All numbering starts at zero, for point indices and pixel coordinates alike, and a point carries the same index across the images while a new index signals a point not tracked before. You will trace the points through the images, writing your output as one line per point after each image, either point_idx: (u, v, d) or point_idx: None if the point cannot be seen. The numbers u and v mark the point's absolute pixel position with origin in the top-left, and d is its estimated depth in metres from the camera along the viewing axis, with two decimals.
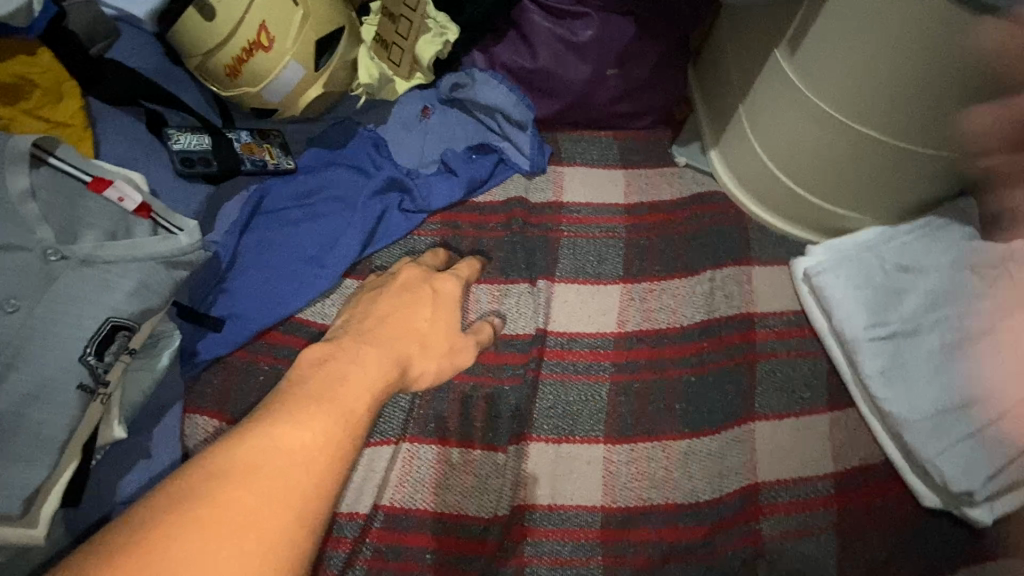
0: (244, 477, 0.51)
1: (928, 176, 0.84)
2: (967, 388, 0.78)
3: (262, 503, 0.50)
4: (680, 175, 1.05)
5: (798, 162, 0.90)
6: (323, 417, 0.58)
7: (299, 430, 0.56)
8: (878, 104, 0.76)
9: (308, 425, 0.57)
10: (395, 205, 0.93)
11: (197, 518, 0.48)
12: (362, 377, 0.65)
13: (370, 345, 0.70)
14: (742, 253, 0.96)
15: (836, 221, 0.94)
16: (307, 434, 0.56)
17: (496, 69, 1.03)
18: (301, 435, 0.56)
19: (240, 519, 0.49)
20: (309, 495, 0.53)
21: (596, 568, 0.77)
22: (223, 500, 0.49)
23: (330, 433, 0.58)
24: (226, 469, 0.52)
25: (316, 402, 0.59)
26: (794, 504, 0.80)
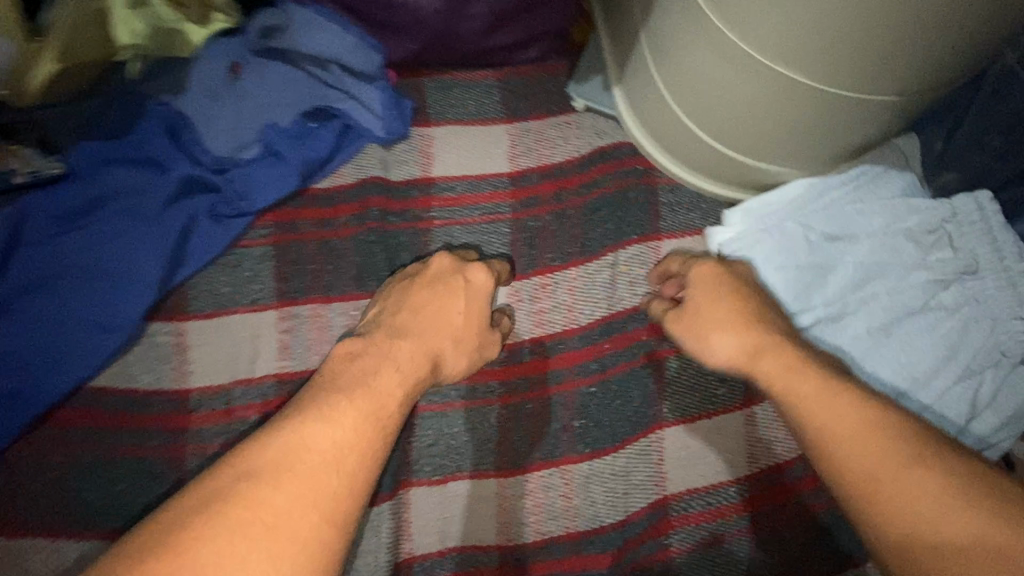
0: (271, 478, 0.51)
1: (865, 120, 0.67)
2: (894, 378, 0.68)
3: (292, 504, 0.50)
4: (579, 125, 0.86)
5: (711, 110, 0.71)
6: (354, 411, 0.56)
7: (324, 425, 0.55)
8: (803, 38, 0.57)
9: (334, 423, 0.55)
10: (205, 211, 0.72)
11: (229, 521, 0.48)
12: (394, 372, 0.61)
13: (408, 339, 0.65)
14: (650, 227, 0.80)
15: (760, 176, 0.78)
16: (333, 432, 0.54)
17: (321, 1, 0.76)
18: (330, 432, 0.54)
19: (270, 517, 0.49)
20: (352, 483, 0.53)
21: None
22: (255, 494, 0.49)
23: (359, 442, 0.55)
24: (250, 471, 0.51)
25: (357, 391, 0.58)
26: (704, 513, 0.75)
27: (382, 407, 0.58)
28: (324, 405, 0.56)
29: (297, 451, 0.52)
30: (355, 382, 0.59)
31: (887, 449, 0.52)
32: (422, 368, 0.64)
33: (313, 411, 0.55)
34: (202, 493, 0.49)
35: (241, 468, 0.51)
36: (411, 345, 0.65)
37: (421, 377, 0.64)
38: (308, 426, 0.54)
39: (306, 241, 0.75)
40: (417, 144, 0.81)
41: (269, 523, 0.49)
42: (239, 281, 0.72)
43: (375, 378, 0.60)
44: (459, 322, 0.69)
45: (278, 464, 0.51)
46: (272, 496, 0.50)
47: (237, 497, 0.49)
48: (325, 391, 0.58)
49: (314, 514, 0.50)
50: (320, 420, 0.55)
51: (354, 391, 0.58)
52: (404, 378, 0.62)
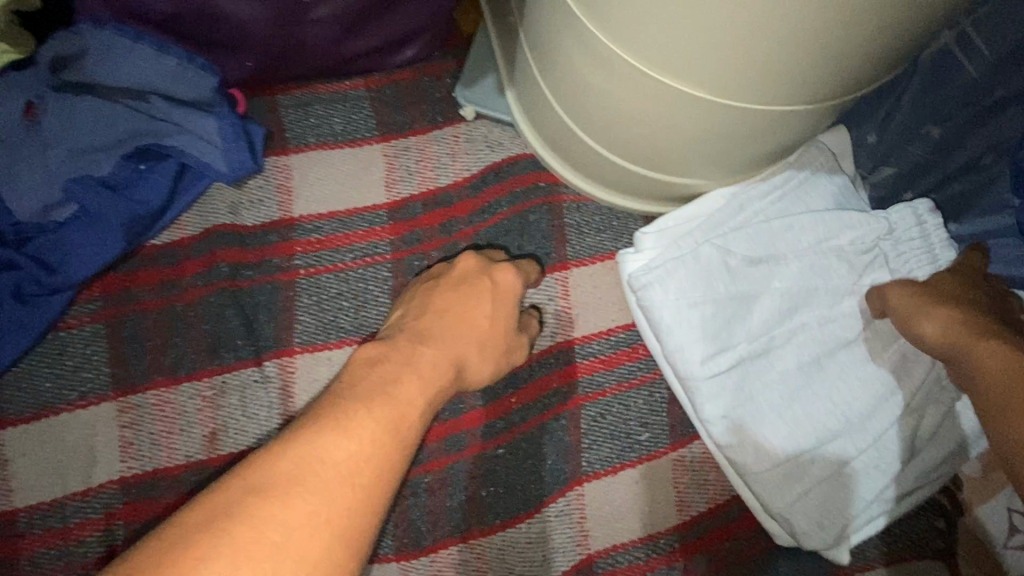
0: (282, 493, 0.38)
1: (779, 126, 0.57)
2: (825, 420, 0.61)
3: (305, 534, 0.37)
4: (468, 138, 0.74)
5: (605, 121, 0.61)
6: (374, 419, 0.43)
7: (343, 434, 0.41)
8: (682, 39, 0.46)
9: (360, 430, 0.42)
10: (7, 291, 0.59)
11: (233, 539, 0.35)
12: (418, 378, 0.49)
13: (429, 343, 0.53)
14: (556, 255, 0.71)
15: (675, 189, 0.68)
16: (353, 444, 0.41)
17: (125, 18, 0.62)
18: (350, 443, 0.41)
19: (275, 543, 0.36)
20: (379, 485, 0.42)
21: None
22: (258, 511, 0.37)
23: (386, 452, 0.43)
24: (256, 484, 0.38)
25: (387, 385, 0.47)
26: (634, 568, 0.67)
27: (405, 410, 0.46)
28: (356, 405, 0.44)
29: (319, 461, 0.39)
30: (379, 386, 0.46)
31: None
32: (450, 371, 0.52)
33: (342, 414, 0.43)
34: (187, 522, 0.36)
35: (255, 477, 0.38)
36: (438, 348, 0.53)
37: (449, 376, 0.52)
38: (335, 432, 0.41)
39: (144, 313, 0.63)
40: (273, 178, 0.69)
41: (285, 550, 0.36)
42: (62, 371, 0.60)
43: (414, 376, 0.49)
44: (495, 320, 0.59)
45: (293, 475, 0.39)
46: (279, 519, 0.37)
47: (244, 519, 0.36)
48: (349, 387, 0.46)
49: (338, 533, 0.38)
50: (350, 428, 0.42)
51: (385, 387, 0.46)
52: (427, 384, 0.49)
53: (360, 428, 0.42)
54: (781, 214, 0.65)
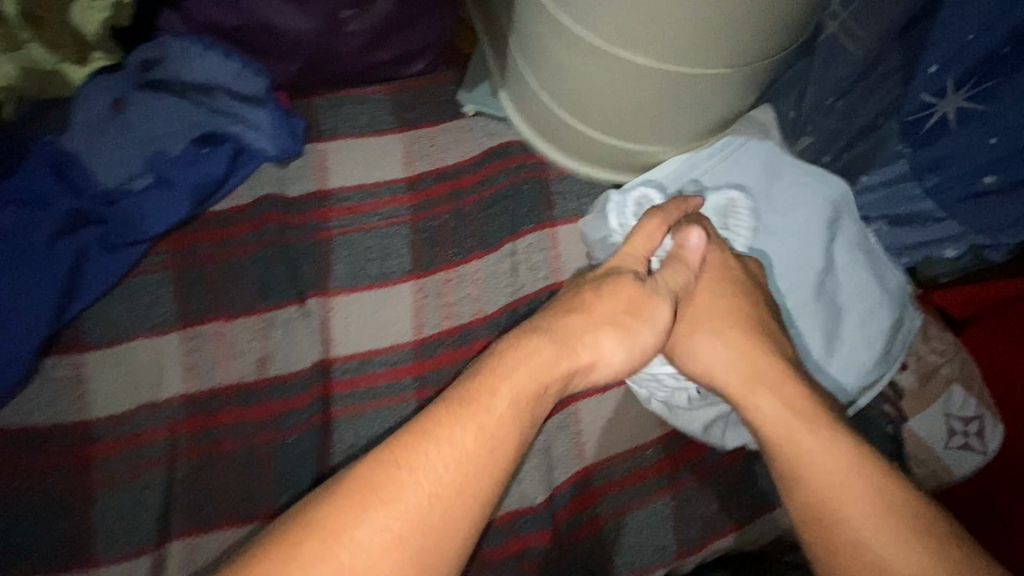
0: (361, 508, 0.43)
1: (708, 96, 0.74)
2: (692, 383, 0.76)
3: (387, 546, 0.42)
4: (470, 128, 0.90)
5: (576, 98, 0.77)
6: (457, 445, 0.46)
7: (434, 450, 0.46)
8: (627, 23, 0.63)
9: (459, 435, 0.46)
10: (96, 243, 0.72)
11: (304, 557, 0.40)
12: (509, 390, 0.50)
13: (545, 343, 0.53)
14: (545, 213, 0.84)
15: (636, 157, 0.84)
16: (443, 465, 0.45)
17: (200, 33, 0.79)
18: (436, 463, 0.45)
19: (350, 556, 0.41)
20: (477, 489, 0.46)
21: None
22: (344, 521, 0.42)
23: (485, 463, 0.47)
24: (351, 489, 0.44)
25: (477, 390, 0.49)
26: (628, 478, 0.76)
27: (502, 431, 0.47)
28: (456, 414, 0.47)
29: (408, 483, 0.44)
30: (482, 395, 0.49)
31: (863, 492, 0.51)
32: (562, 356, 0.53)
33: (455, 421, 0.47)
34: (293, 526, 0.42)
35: (362, 488, 0.44)
36: (550, 347, 0.53)
37: (566, 365, 0.53)
38: (431, 444, 0.46)
39: (204, 266, 0.75)
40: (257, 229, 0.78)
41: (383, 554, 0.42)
42: (137, 308, 0.72)
43: (528, 365, 0.51)
44: (613, 306, 0.57)
45: (376, 485, 0.44)
46: (373, 521, 0.43)
47: (353, 517, 0.42)
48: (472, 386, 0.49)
49: (433, 547, 0.43)
50: (451, 430, 0.47)
51: (488, 382, 0.49)
52: (539, 398, 0.51)
53: (458, 436, 0.46)
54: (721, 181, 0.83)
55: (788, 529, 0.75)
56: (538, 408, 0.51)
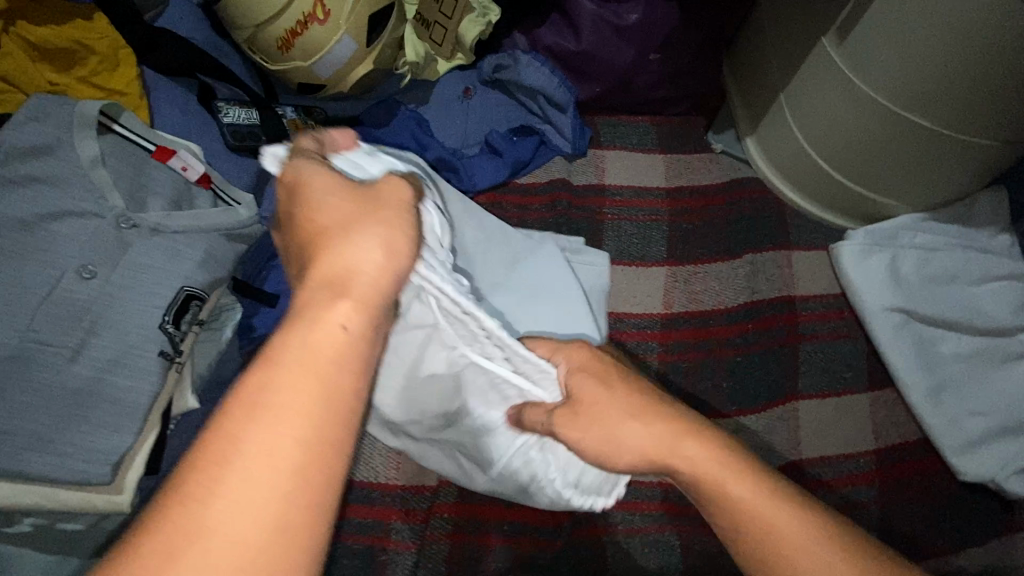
0: (166, 555, 0.29)
1: (964, 166, 0.87)
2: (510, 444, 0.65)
3: None
4: (718, 161, 1.06)
5: (840, 147, 0.92)
6: (263, 467, 0.31)
7: (244, 475, 0.30)
8: (926, 93, 0.78)
9: (283, 420, 0.32)
10: None
11: None
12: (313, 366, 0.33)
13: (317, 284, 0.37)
14: (781, 237, 0.98)
15: (872, 207, 0.97)
16: (243, 492, 0.30)
17: (539, 51, 1.03)
18: (248, 490, 0.30)
19: None
20: (338, 465, 0.33)
21: (670, 536, 0.79)
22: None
23: (268, 474, 0.31)
24: (165, 527, 0.29)
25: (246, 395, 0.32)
26: (842, 479, 0.83)
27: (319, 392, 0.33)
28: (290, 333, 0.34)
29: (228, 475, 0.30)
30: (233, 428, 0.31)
31: None
32: (354, 336, 0.35)
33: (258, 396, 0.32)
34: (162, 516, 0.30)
35: (183, 487, 0.30)
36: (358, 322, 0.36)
37: (358, 300, 0.36)
38: (270, 413, 0.32)
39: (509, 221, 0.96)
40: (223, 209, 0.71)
41: (247, 554, 0.30)
42: None
43: (366, 252, 0.38)
44: (344, 206, 0.40)
45: (174, 537, 0.29)
46: (210, 548, 0.29)
47: (204, 504, 0.30)
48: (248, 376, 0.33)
49: (279, 549, 0.30)
50: (271, 424, 0.31)
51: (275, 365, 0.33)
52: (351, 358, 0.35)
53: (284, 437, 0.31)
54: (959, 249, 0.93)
55: (994, 566, 0.78)
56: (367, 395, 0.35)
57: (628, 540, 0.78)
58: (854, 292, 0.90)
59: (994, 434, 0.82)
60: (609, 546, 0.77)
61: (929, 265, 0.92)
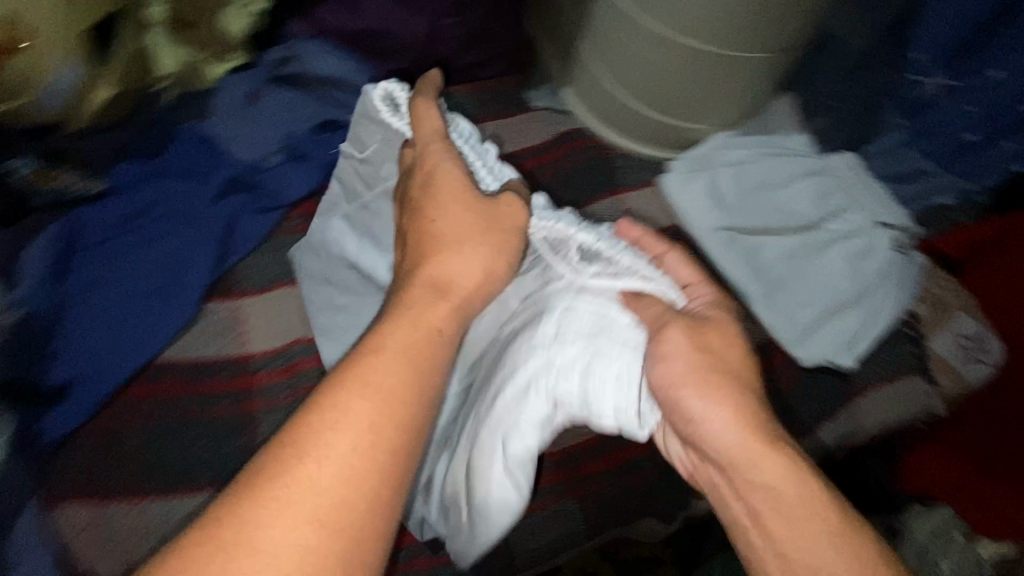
0: (248, 549, 0.40)
1: (752, 80, 0.92)
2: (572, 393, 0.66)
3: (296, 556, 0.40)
4: (543, 118, 1.03)
5: (644, 85, 0.95)
6: (340, 439, 0.44)
7: (331, 441, 0.44)
8: (697, 16, 0.82)
9: (357, 398, 0.46)
10: (244, 207, 0.82)
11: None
12: (374, 381, 0.47)
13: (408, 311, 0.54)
14: (615, 181, 0.98)
15: (688, 136, 1.01)
16: (331, 464, 0.43)
17: (325, 35, 0.92)
18: (337, 454, 0.43)
19: None
20: (383, 473, 0.44)
21: (569, 500, 0.80)
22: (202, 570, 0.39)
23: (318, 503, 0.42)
24: (258, 475, 0.43)
25: (342, 386, 0.46)
26: None
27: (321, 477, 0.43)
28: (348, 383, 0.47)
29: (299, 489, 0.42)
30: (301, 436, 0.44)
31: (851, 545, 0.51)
32: (433, 338, 0.52)
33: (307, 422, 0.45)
34: (230, 500, 0.42)
35: (285, 447, 0.44)
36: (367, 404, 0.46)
37: (447, 305, 0.55)
38: (346, 404, 0.46)
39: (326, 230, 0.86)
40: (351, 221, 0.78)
41: (292, 565, 0.40)
42: (281, 260, 0.82)
43: (468, 266, 0.59)
44: (456, 223, 0.61)
45: (256, 490, 0.42)
46: (263, 534, 0.40)
47: (292, 465, 0.43)
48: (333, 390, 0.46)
49: (335, 544, 0.41)
50: (348, 399, 0.46)
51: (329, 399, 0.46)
52: (421, 370, 0.49)
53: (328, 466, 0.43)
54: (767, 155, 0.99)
55: (846, 433, 0.87)
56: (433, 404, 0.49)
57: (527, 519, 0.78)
58: (681, 215, 0.95)
59: (821, 318, 0.90)
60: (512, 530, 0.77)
61: (743, 180, 0.97)
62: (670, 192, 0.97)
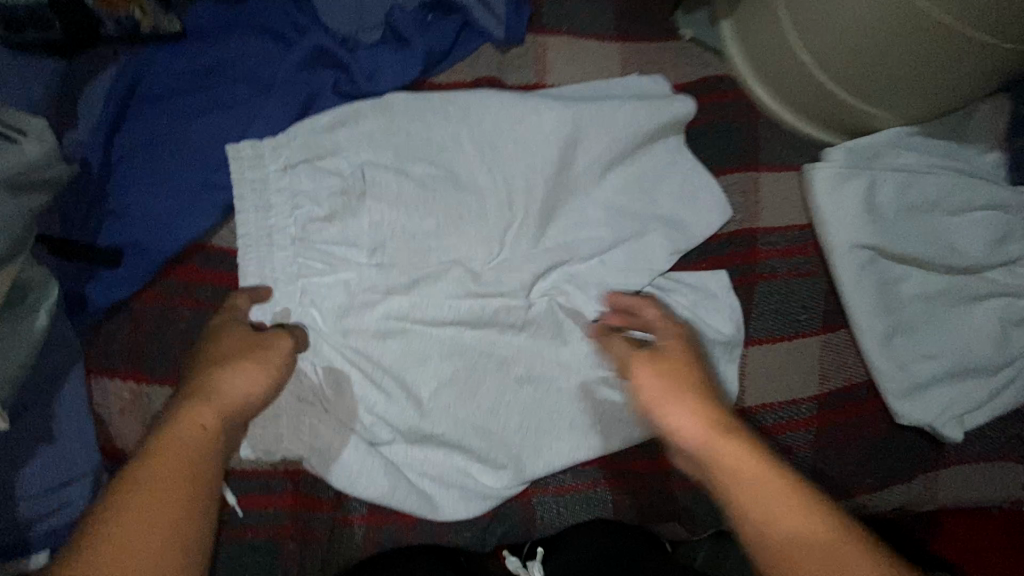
0: (172, 444, 0.46)
1: (973, 73, 0.71)
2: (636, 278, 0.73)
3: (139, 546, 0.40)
4: (686, 52, 0.87)
5: (831, 44, 0.74)
6: (177, 441, 0.46)
7: (190, 423, 0.48)
8: None
9: (205, 416, 0.49)
10: (330, 86, 0.71)
11: None
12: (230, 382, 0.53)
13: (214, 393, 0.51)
14: (750, 155, 0.83)
15: (860, 118, 0.81)
16: (185, 433, 0.47)
17: None
18: (234, 381, 0.53)
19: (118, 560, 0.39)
20: (197, 472, 0.45)
21: (603, 491, 0.75)
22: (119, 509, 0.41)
23: (200, 455, 0.46)
24: (102, 525, 0.40)
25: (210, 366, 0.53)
26: (777, 426, 0.78)
27: (237, 403, 0.51)
28: (220, 366, 0.53)
29: (225, 391, 0.51)
30: (215, 383, 0.52)
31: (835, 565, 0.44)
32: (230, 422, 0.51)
33: (232, 358, 0.54)
34: (175, 408, 0.48)
35: (190, 394, 0.50)
36: (259, 384, 0.54)
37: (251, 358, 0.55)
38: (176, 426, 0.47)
39: (411, 123, 0.71)
40: (517, 99, 0.74)
41: (141, 523, 0.41)
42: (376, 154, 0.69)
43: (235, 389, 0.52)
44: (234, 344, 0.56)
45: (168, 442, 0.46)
46: (121, 516, 0.41)
47: (162, 455, 0.45)
48: (168, 404, 0.50)
49: (158, 542, 0.41)
50: (197, 420, 0.48)
51: (222, 367, 0.53)
52: (216, 407, 0.50)
53: (243, 394, 0.53)
54: (951, 176, 0.80)
55: (917, 501, 0.80)
56: (236, 412, 0.52)
57: (558, 500, 0.74)
58: (822, 221, 0.79)
59: (938, 378, 0.78)
60: (539, 511, 0.73)
61: (910, 193, 0.80)
62: (821, 195, 0.79)
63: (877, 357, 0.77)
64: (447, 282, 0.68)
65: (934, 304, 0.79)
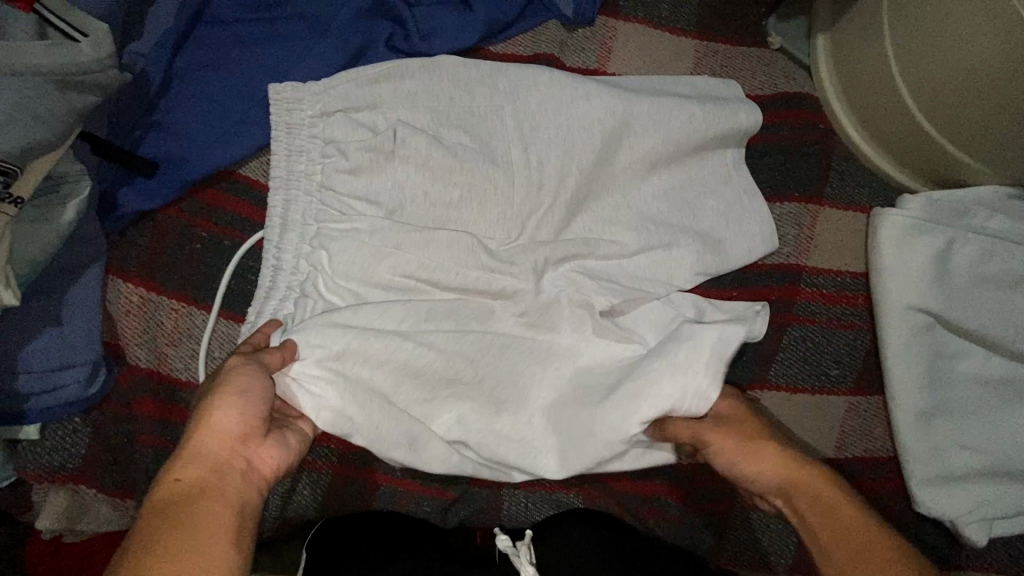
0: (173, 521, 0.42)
1: None
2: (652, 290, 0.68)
3: None
4: (769, 62, 0.80)
5: (934, 82, 0.66)
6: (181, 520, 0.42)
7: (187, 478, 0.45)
8: None
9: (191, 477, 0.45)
10: (383, 38, 0.71)
11: None
12: (225, 422, 0.48)
13: (202, 435, 0.47)
14: (816, 187, 0.76)
15: (953, 170, 0.72)
16: (189, 506, 0.43)
17: None
18: (225, 421, 0.48)
19: None
20: (209, 534, 0.42)
21: (573, 498, 0.73)
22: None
23: (198, 505, 0.44)
24: None
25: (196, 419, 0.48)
26: None
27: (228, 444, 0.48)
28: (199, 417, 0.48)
29: (202, 440, 0.47)
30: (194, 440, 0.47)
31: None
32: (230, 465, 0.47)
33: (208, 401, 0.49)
34: (158, 504, 0.43)
35: (179, 468, 0.46)
36: (239, 408, 0.49)
37: (223, 395, 0.49)
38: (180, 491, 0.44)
39: (457, 89, 0.69)
40: (571, 82, 0.70)
41: None
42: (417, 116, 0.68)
43: (222, 427, 0.48)
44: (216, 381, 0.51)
45: (164, 512, 0.43)
46: None
47: (156, 541, 0.40)
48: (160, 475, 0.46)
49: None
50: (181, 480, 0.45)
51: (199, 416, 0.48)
52: (220, 464, 0.47)
53: (228, 425, 0.48)
54: None
55: None
56: (234, 453, 0.48)
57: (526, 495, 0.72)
58: (879, 275, 0.71)
59: (976, 474, 0.68)
60: (504, 500, 0.72)
61: (994, 263, 0.70)
62: (885, 249, 0.71)
63: (907, 436, 0.69)
64: (456, 253, 0.65)
65: (990, 391, 0.69)
